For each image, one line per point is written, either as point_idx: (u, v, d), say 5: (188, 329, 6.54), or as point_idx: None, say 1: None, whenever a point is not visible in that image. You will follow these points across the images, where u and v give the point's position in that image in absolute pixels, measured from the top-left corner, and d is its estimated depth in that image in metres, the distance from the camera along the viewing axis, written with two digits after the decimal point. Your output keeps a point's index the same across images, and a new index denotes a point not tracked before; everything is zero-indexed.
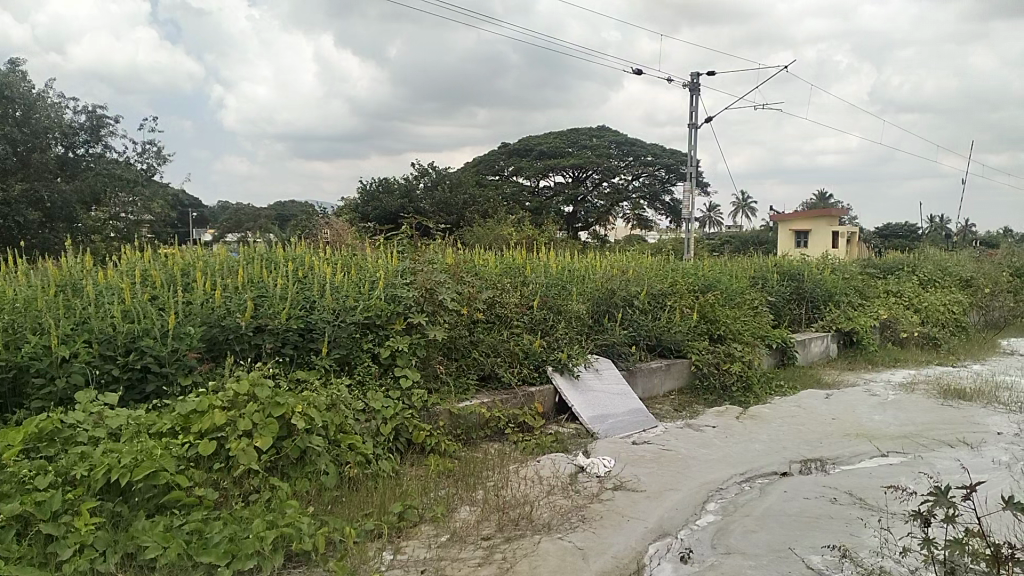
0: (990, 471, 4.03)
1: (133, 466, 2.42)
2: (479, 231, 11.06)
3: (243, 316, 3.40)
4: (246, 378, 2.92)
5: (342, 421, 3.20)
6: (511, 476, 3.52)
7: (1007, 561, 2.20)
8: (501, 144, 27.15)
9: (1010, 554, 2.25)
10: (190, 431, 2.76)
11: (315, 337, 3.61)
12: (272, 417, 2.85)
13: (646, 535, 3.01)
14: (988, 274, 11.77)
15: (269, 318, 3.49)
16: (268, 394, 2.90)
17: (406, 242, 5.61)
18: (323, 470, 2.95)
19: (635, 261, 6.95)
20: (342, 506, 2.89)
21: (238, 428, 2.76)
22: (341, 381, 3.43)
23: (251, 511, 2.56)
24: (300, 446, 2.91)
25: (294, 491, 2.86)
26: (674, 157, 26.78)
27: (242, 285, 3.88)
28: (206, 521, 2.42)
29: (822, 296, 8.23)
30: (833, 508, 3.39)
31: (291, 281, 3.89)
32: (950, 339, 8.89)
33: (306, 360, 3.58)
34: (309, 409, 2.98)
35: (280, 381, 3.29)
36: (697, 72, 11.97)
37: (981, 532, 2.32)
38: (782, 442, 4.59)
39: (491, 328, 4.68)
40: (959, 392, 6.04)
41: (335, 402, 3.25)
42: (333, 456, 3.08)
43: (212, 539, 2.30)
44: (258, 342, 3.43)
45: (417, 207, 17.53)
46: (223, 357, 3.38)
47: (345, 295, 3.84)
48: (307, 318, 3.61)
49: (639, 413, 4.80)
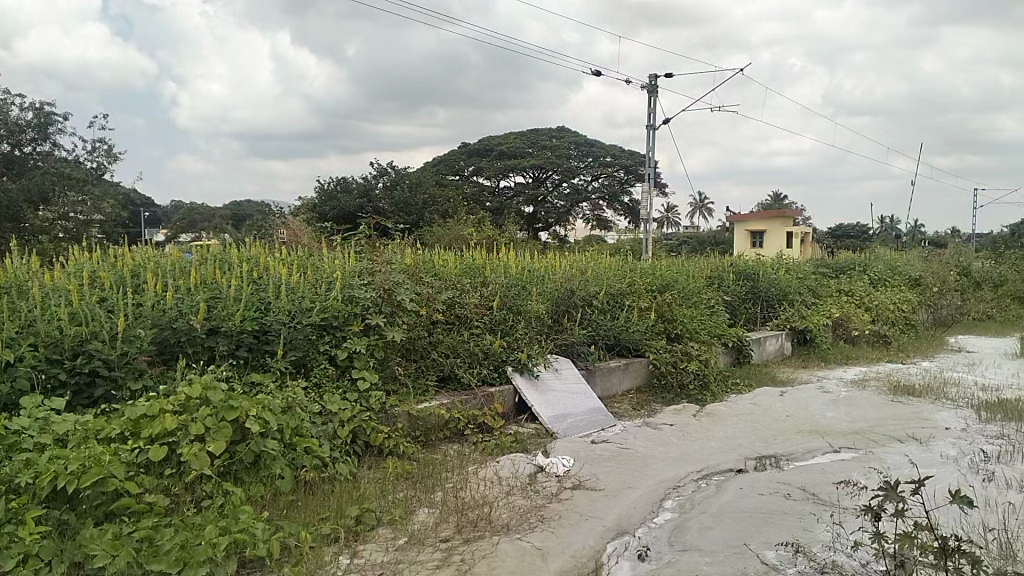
0: (938, 465, 4.13)
1: (81, 473, 2.33)
2: (437, 232, 11.04)
3: (196, 318, 3.32)
4: (198, 382, 2.85)
5: (298, 424, 3.14)
6: (470, 477, 3.50)
7: (955, 552, 2.25)
8: (461, 145, 27.13)
9: (957, 547, 2.30)
10: (140, 436, 2.68)
11: (270, 339, 3.53)
12: (225, 421, 2.78)
13: (604, 533, 3.01)
14: (936, 273, 12.09)
15: (222, 320, 3.41)
16: (221, 397, 2.83)
17: (365, 243, 5.56)
18: (278, 474, 2.89)
19: (593, 260, 6.99)
20: (297, 511, 2.83)
21: (190, 433, 2.69)
22: (297, 384, 3.37)
23: (204, 517, 2.49)
24: (254, 450, 2.85)
25: (248, 496, 2.80)
26: (632, 159, 27.01)
27: (195, 286, 3.79)
28: (157, 528, 2.34)
29: (776, 295, 8.38)
30: (787, 504, 3.44)
31: (245, 282, 3.82)
32: (899, 337, 9.12)
33: (261, 363, 3.51)
34: (264, 412, 2.92)
35: (234, 384, 3.21)
36: (654, 74, 12.08)
37: (929, 526, 2.36)
38: (737, 440, 4.64)
39: (451, 329, 4.64)
40: (908, 389, 6.19)
41: (291, 405, 3.18)
42: (288, 460, 3.02)
43: (163, 546, 2.22)
44: (211, 345, 3.35)
45: (376, 207, 17.39)
46: (175, 361, 3.29)
47: (300, 297, 3.78)
48: (262, 319, 3.53)
49: (598, 412, 4.82)
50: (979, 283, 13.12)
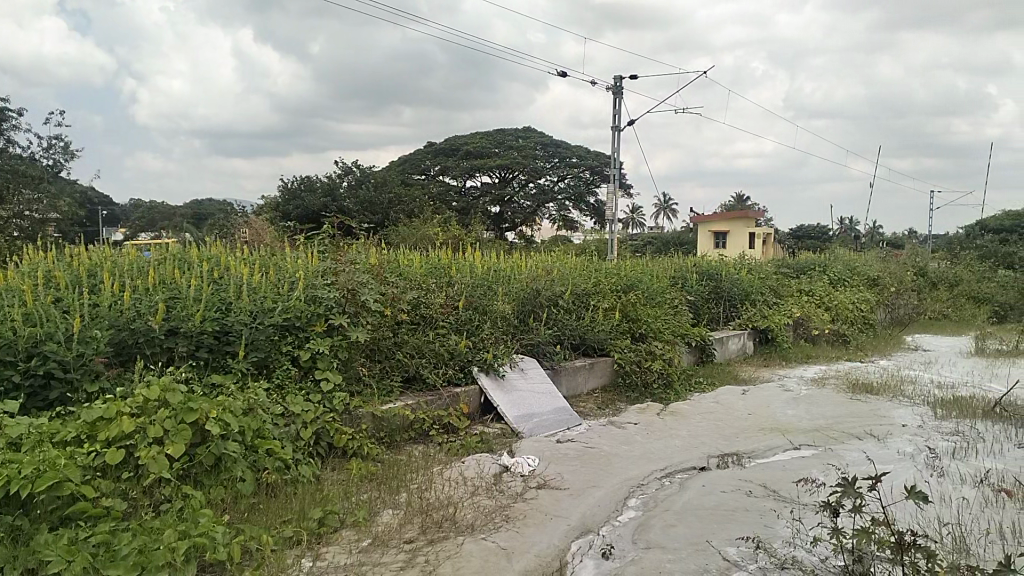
0: (895, 462, 4.22)
1: (35, 477, 2.26)
2: (403, 232, 10.99)
3: (154, 318, 3.25)
4: (157, 383, 2.80)
5: (260, 426, 3.10)
6: (435, 477, 3.48)
7: (911, 547, 2.31)
8: (427, 145, 27.04)
9: (913, 541, 2.36)
10: (97, 439, 2.62)
11: (231, 339, 3.48)
12: (184, 423, 2.74)
13: (569, 532, 3.02)
14: (894, 274, 12.35)
15: (182, 320, 3.34)
16: (180, 399, 2.78)
17: (328, 243, 5.50)
18: (239, 477, 2.84)
19: (558, 260, 7.01)
20: (259, 514, 2.79)
21: (148, 436, 2.64)
22: (259, 385, 3.32)
23: (163, 522, 2.44)
24: (215, 452, 2.80)
25: (208, 500, 2.75)
26: (598, 160, 27.19)
27: (153, 286, 3.71)
28: (114, 532, 2.28)
29: (739, 295, 8.49)
30: (748, 501, 3.49)
31: (205, 282, 3.75)
32: (857, 336, 9.31)
33: (222, 364, 3.45)
34: (224, 414, 2.88)
35: (194, 386, 3.16)
36: (619, 76, 12.16)
37: (887, 520, 2.42)
38: (700, 438, 4.68)
39: (416, 329, 4.61)
40: (867, 387, 6.31)
41: (252, 406, 3.14)
42: (250, 462, 2.98)
43: (120, 551, 2.17)
44: (170, 346, 3.28)
45: (340, 206, 17.24)
46: (133, 362, 3.22)
47: (262, 297, 3.72)
48: (223, 320, 3.47)
49: (563, 412, 4.83)
50: (935, 284, 13.43)
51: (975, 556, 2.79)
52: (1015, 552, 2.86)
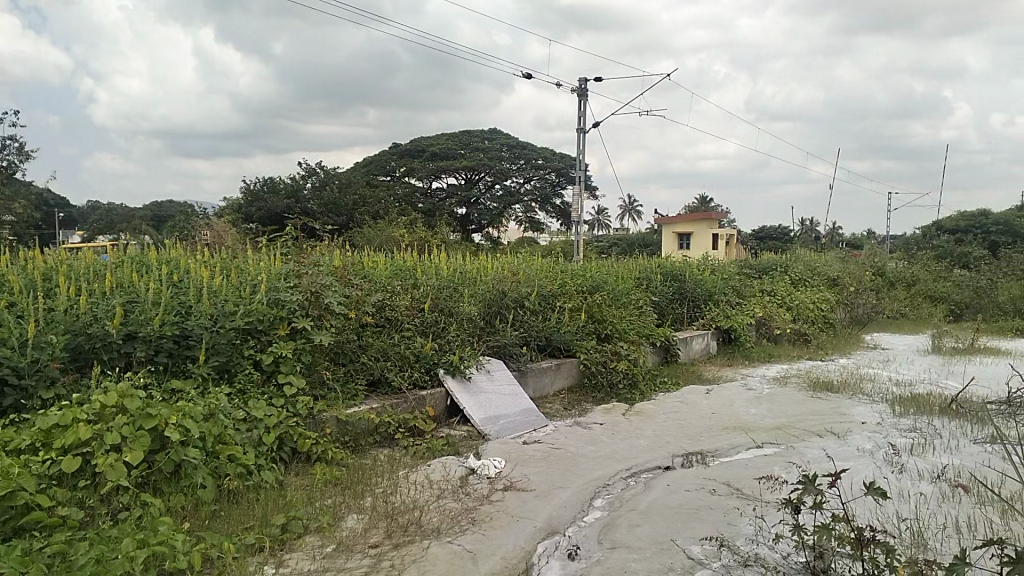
0: (855, 458, 4.29)
1: None
2: (367, 233, 10.91)
3: (112, 323, 3.18)
4: (115, 389, 2.74)
5: (221, 431, 3.04)
6: (401, 481, 3.45)
7: (870, 543, 2.35)
8: (393, 146, 26.89)
9: (872, 537, 2.40)
10: (52, 447, 2.55)
11: (191, 344, 3.42)
12: (143, 430, 2.69)
13: (535, 534, 3.01)
14: (853, 273, 12.58)
15: (140, 324, 3.27)
16: (139, 405, 2.73)
17: (291, 244, 5.41)
18: (199, 484, 2.78)
19: (524, 262, 7.00)
20: (220, 521, 2.73)
21: (106, 443, 2.58)
22: (220, 391, 3.26)
23: (120, 530, 2.38)
24: (174, 458, 2.75)
25: (167, 507, 2.68)
26: (563, 161, 27.29)
27: (111, 289, 3.62)
28: (70, 542, 2.22)
29: (702, 296, 8.58)
30: (712, 500, 3.52)
31: (164, 285, 3.68)
32: (818, 335, 9.46)
33: (182, 369, 3.38)
34: (184, 420, 2.83)
35: (153, 392, 3.09)
36: (584, 78, 12.21)
37: (846, 516, 2.46)
38: (665, 437, 4.71)
39: (381, 332, 4.57)
40: (828, 385, 6.42)
41: (213, 412, 3.08)
42: (211, 469, 2.92)
43: (77, 561, 2.11)
44: (128, 351, 3.21)
45: (304, 207, 17.07)
46: (89, 367, 3.14)
47: (224, 300, 3.66)
48: (183, 324, 3.41)
49: (529, 413, 4.83)
50: (893, 283, 13.72)
51: (932, 550, 2.85)
52: (970, 545, 2.93)
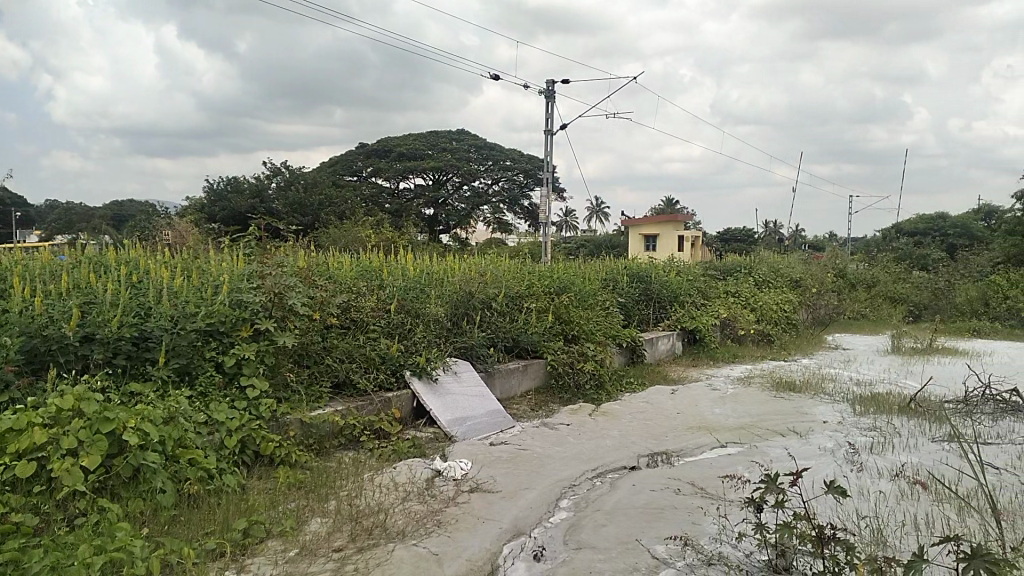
0: (817, 457, 4.35)
1: None
2: (332, 233, 10.80)
3: (69, 324, 3.10)
4: (71, 392, 2.68)
5: (181, 435, 2.98)
6: (366, 484, 3.41)
7: (830, 540, 2.38)
8: (360, 146, 26.68)
9: (832, 534, 2.43)
10: (5, 452, 2.49)
11: (151, 346, 3.34)
12: (100, 434, 2.62)
13: (500, 535, 2.99)
14: (816, 275, 12.77)
15: (98, 326, 3.19)
16: (96, 409, 2.66)
17: (254, 245, 5.32)
18: (159, 488, 2.72)
19: (491, 262, 6.98)
20: (180, 526, 2.67)
21: (61, 447, 2.52)
22: (180, 394, 3.19)
23: (77, 537, 2.32)
24: (132, 463, 2.68)
25: (126, 513, 2.62)
26: (530, 163, 27.34)
27: (68, 290, 3.54)
28: (24, 549, 2.16)
29: (667, 297, 8.63)
30: (677, 499, 3.53)
31: (123, 286, 3.59)
32: (781, 336, 9.58)
33: (141, 371, 3.30)
34: (143, 423, 2.76)
35: (110, 395, 3.02)
36: (551, 80, 12.23)
37: (807, 514, 2.49)
38: (631, 438, 4.73)
39: (346, 333, 4.52)
40: (790, 385, 6.51)
41: (173, 415, 3.02)
42: (170, 473, 2.86)
43: (29, 569, 2.05)
44: (86, 354, 3.13)
45: (269, 207, 16.84)
46: (45, 370, 3.07)
47: (184, 301, 3.59)
48: (142, 326, 3.33)
49: (496, 415, 4.81)
50: (854, 285, 13.95)
51: (891, 548, 2.89)
52: (927, 542, 2.98)
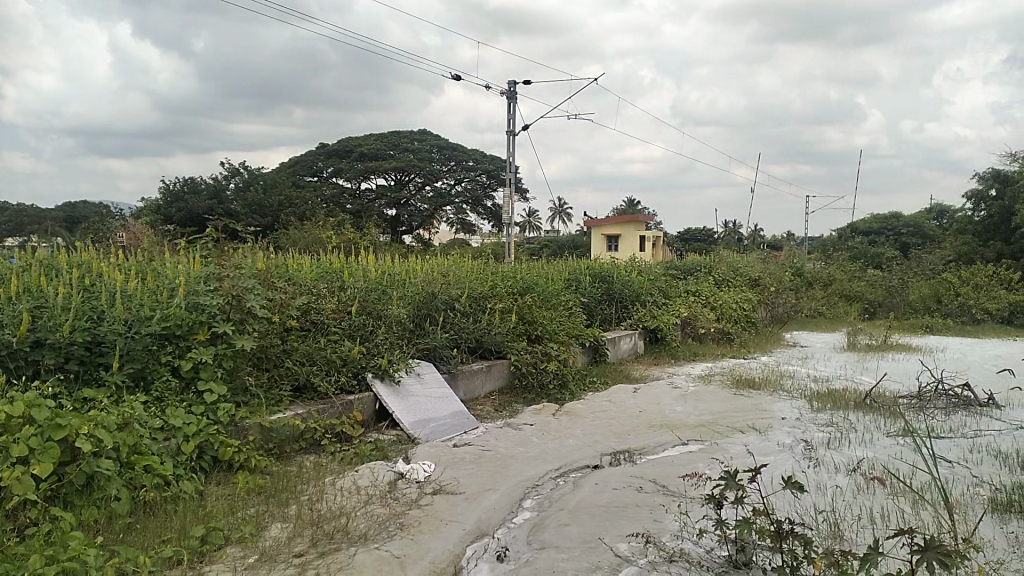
0: (775, 453, 4.42)
1: None
2: (293, 234, 10.66)
3: (18, 330, 3.02)
4: (21, 399, 2.61)
5: (137, 441, 2.91)
6: (327, 488, 3.37)
7: (788, 535, 2.42)
8: (320, 146, 26.39)
9: (790, 529, 2.47)
10: None
11: (104, 350, 3.26)
12: (52, 441, 2.55)
13: (464, 537, 2.98)
14: (774, 274, 12.98)
15: (49, 331, 3.11)
16: (47, 416, 2.59)
17: (212, 246, 5.23)
18: (113, 496, 2.66)
19: (454, 263, 6.95)
20: (136, 534, 2.61)
21: (10, 456, 2.45)
22: (135, 399, 3.12)
23: (28, 547, 2.26)
24: (86, 470, 2.62)
25: (79, 521, 2.55)
26: (493, 164, 27.36)
27: (16, 293, 3.44)
28: None
29: (629, 297, 8.70)
30: (640, 497, 3.56)
31: (75, 289, 3.50)
32: (740, 334, 9.72)
33: (94, 377, 3.22)
34: (97, 429, 2.68)
35: (62, 401, 2.94)
36: (513, 80, 12.25)
37: (766, 510, 2.53)
38: (594, 437, 4.75)
39: (306, 336, 4.46)
40: (750, 382, 6.61)
41: (128, 421, 2.94)
42: (125, 480, 2.79)
43: None
44: (36, 359, 3.05)
45: (227, 209, 16.56)
46: None
47: (139, 304, 3.51)
48: (95, 330, 3.24)
49: (459, 416, 4.79)
50: (811, 283, 14.22)
51: (847, 541, 2.95)
52: (882, 535, 3.04)
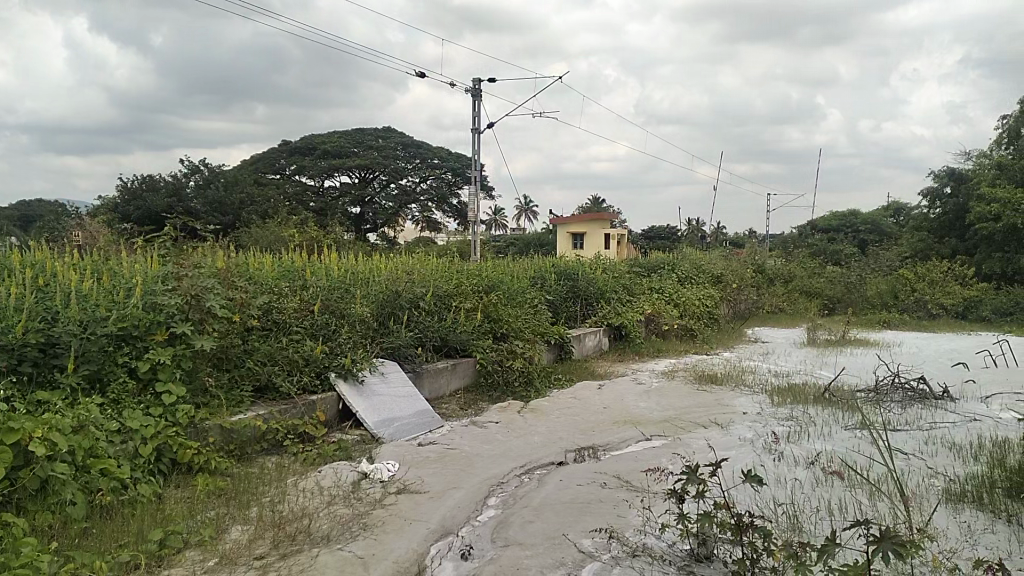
0: (736, 448, 4.48)
1: None
2: (255, 232, 10.50)
3: None
4: None
5: (93, 444, 2.85)
6: (290, 489, 3.33)
7: (748, 527, 2.46)
8: (283, 143, 26.06)
9: (750, 522, 2.51)
10: None
11: (59, 352, 3.19)
12: (5, 445, 2.49)
13: (428, 536, 2.97)
14: (736, 270, 13.16)
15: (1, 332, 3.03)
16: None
17: (171, 245, 5.13)
18: (68, 500, 2.60)
19: (418, 261, 6.91)
20: (92, 539, 2.56)
21: None
22: (91, 401, 3.06)
23: None
24: (41, 474, 2.56)
25: (32, 527, 2.49)
26: (459, 162, 27.32)
27: None
28: None
29: (594, 294, 8.75)
30: (603, 493, 3.59)
31: (28, 289, 3.41)
32: (704, 330, 9.83)
33: (48, 379, 3.15)
34: (51, 433, 2.62)
35: (15, 404, 2.86)
36: (478, 78, 12.22)
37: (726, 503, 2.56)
38: (559, 434, 4.77)
39: (267, 336, 4.40)
40: (713, 377, 6.70)
41: (83, 423, 2.88)
42: (81, 484, 2.74)
43: None
44: None
45: (187, 207, 16.26)
46: None
47: (95, 305, 3.43)
48: (48, 331, 3.17)
49: (424, 415, 4.78)
50: (772, 280, 14.43)
51: (806, 533, 3.00)
52: (840, 527, 3.10)
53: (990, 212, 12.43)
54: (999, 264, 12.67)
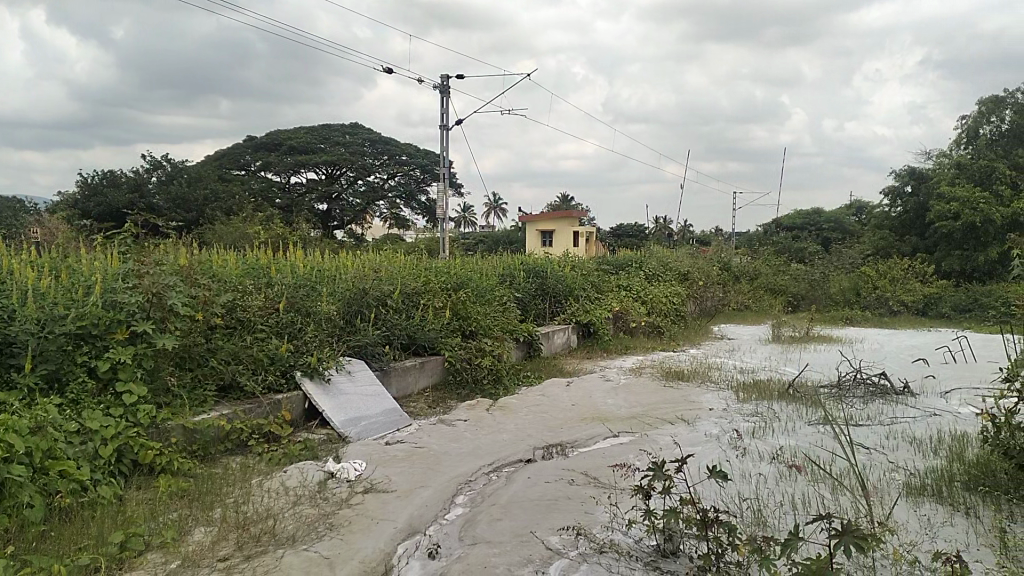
0: (702, 443, 4.52)
1: None
2: (219, 229, 10.33)
3: None
4: None
5: (51, 445, 2.77)
6: (254, 490, 3.28)
7: (714, 522, 2.47)
8: (248, 139, 25.70)
9: (716, 517, 2.52)
10: None
11: (15, 352, 3.12)
12: None
13: (395, 535, 2.94)
14: (703, 268, 13.28)
15: None
16: None
17: (132, 243, 5.02)
18: (25, 503, 2.53)
19: (386, 259, 6.86)
20: (50, 542, 2.49)
21: None
22: (49, 402, 2.98)
23: None
24: None
25: None
26: (427, 159, 27.20)
27: None
28: None
29: (563, 291, 8.76)
30: (571, 490, 3.59)
31: None
32: (670, 328, 9.90)
33: (4, 380, 3.07)
34: (8, 434, 2.57)
35: None
36: (446, 75, 12.17)
37: (692, 499, 2.56)
38: (527, 431, 4.77)
39: (231, 334, 4.32)
40: (679, 374, 6.75)
41: (40, 424, 2.81)
42: (38, 486, 2.66)
43: None
44: None
45: (149, 204, 15.94)
46: None
47: (53, 303, 3.34)
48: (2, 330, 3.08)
49: (392, 414, 4.74)
50: (738, 277, 14.58)
51: (771, 527, 3.03)
52: (803, 521, 3.14)
53: (949, 210, 12.82)
54: (958, 261, 12.95)
